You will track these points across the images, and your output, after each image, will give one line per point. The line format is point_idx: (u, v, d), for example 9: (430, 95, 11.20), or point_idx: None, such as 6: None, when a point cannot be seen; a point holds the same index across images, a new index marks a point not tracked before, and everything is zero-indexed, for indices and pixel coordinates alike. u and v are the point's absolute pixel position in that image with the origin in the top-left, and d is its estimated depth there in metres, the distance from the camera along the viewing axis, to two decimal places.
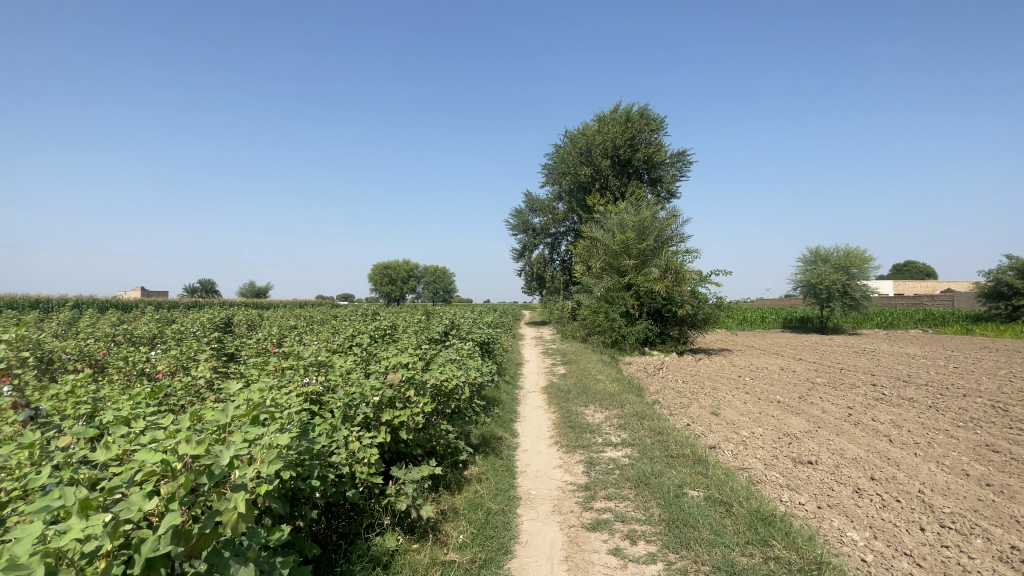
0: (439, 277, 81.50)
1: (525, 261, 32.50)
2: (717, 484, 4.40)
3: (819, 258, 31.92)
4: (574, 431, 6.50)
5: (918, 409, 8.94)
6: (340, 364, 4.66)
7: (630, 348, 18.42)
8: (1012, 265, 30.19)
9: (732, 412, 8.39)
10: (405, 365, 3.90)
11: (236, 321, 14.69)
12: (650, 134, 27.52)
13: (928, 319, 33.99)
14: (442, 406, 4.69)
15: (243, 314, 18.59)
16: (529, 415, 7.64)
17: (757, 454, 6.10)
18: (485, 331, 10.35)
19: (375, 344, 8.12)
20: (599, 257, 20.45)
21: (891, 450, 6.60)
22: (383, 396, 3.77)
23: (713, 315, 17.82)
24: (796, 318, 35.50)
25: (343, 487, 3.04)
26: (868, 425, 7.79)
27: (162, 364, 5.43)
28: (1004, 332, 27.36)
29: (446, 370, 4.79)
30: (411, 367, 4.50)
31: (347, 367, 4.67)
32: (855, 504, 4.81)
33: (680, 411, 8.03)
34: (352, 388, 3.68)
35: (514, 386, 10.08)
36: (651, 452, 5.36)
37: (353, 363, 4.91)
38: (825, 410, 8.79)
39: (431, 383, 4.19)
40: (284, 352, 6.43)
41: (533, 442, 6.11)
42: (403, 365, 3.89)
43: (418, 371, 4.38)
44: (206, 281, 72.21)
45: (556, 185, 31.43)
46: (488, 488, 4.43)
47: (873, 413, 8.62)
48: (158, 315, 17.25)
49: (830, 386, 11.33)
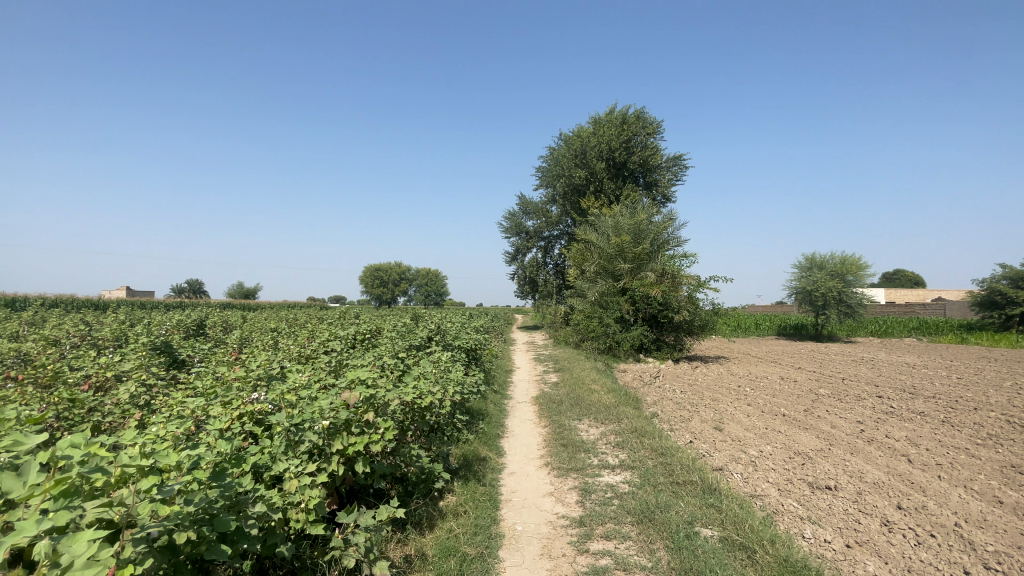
0: (432, 280, 81.16)
1: (517, 264, 31.95)
2: (733, 521, 3.78)
3: (814, 265, 31.55)
4: (566, 449, 5.85)
5: (932, 425, 8.39)
6: (300, 376, 4.06)
7: (625, 355, 17.87)
8: (1006, 274, 29.97)
9: (736, 427, 7.79)
10: (366, 384, 3.32)
11: (212, 323, 13.92)
12: (646, 137, 27.08)
13: (922, 327, 33.73)
14: (413, 427, 4.05)
15: (223, 316, 17.79)
16: (517, 430, 6.99)
17: (769, 478, 5.51)
18: (473, 337, 9.69)
19: (350, 352, 7.43)
20: (593, 261, 19.87)
21: (914, 472, 6.02)
22: (336, 418, 3.11)
23: (709, 321, 17.34)
24: (791, 325, 35.17)
25: (272, 539, 2.42)
26: (884, 444, 7.20)
27: (94, 374, 4.76)
28: (1000, 342, 27.07)
29: (418, 385, 4.14)
30: (377, 383, 3.84)
31: (308, 382, 4.08)
32: (887, 541, 4.21)
33: (681, 426, 7.42)
34: (297, 410, 3.06)
35: (503, 396, 9.44)
36: (653, 478, 4.74)
37: (313, 376, 4.28)
38: (834, 425, 8.21)
39: (399, 405, 3.57)
40: (241, 360, 5.73)
41: (520, 463, 5.48)
42: (364, 383, 3.31)
43: (383, 388, 3.70)
44: (194, 282, 70.99)
45: (550, 187, 30.93)
46: (466, 525, 3.78)
47: (886, 428, 8.07)
48: (133, 316, 16.40)
49: (835, 398, 10.76)
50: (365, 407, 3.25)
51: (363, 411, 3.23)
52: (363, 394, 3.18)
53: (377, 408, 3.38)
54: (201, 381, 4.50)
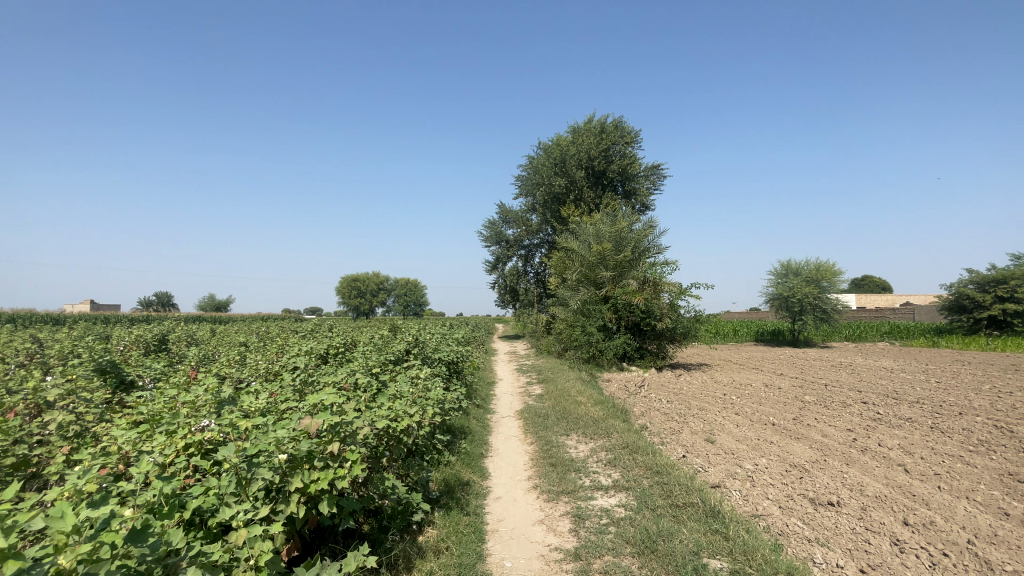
0: (411, 290, 80.12)
1: (497, 273, 31.62)
2: (745, 551, 3.44)
3: (790, 272, 32.05)
4: (555, 469, 5.45)
5: (922, 432, 8.28)
6: (259, 400, 3.68)
7: (608, 364, 17.57)
8: (972, 278, 30.90)
9: (728, 439, 7.52)
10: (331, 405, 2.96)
11: (175, 338, 13.11)
12: (625, 146, 27.15)
13: (894, 332, 34.53)
14: (388, 453, 3.64)
15: (188, 330, 16.87)
16: (502, 449, 6.54)
17: (768, 494, 5.22)
18: (454, 349, 9.27)
19: (321, 367, 6.93)
20: (575, 269, 19.63)
21: (914, 484, 5.85)
22: (296, 451, 2.70)
23: (692, 328, 17.22)
24: (769, 331, 35.60)
25: None
26: (878, 453, 7.02)
27: (20, 401, 4.12)
28: (970, 345, 27.81)
29: (393, 407, 3.73)
30: (347, 407, 3.43)
31: (269, 407, 3.70)
32: (901, 562, 3.95)
33: (672, 440, 7.11)
34: (249, 445, 2.65)
35: (485, 411, 9.01)
36: (651, 501, 4.39)
37: (272, 401, 3.85)
38: (826, 434, 8.02)
39: (372, 429, 3.19)
40: (195, 381, 5.18)
41: (507, 486, 5.05)
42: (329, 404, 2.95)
43: (353, 412, 3.29)
44: (162, 294, 68.44)
45: (529, 196, 30.76)
46: (449, 565, 3.36)
47: (878, 436, 7.91)
48: (89, 331, 15.38)
49: (821, 405, 10.64)
50: (333, 434, 2.89)
51: (331, 438, 2.87)
52: (328, 419, 2.82)
53: (346, 435, 3.00)
54: (145, 408, 3.99)
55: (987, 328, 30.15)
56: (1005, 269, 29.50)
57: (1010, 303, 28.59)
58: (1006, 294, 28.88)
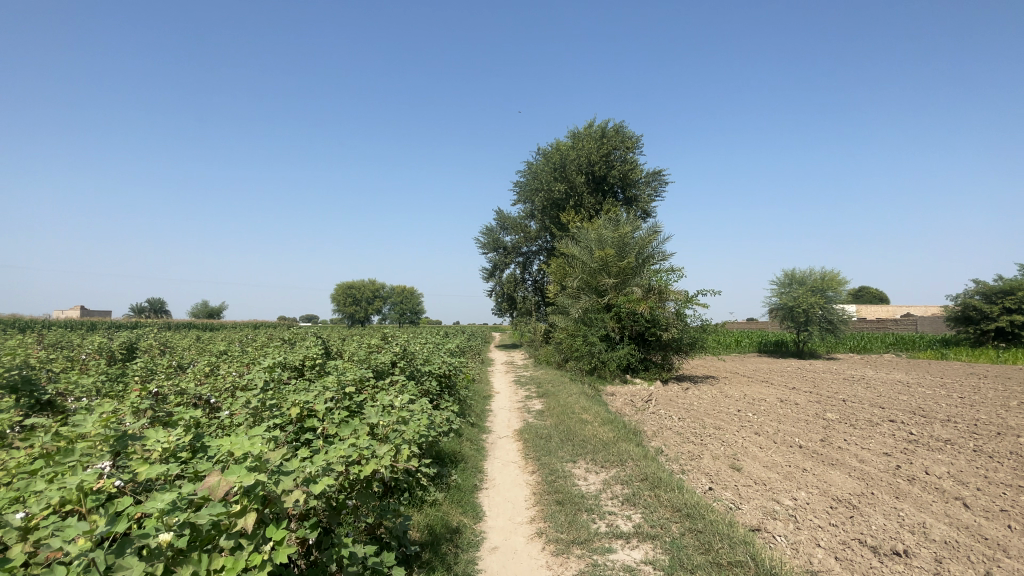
0: (407, 298, 78.95)
1: (495, 281, 30.79)
2: None
3: (795, 281, 31.26)
4: (562, 509, 4.55)
5: (968, 457, 7.44)
6: (179, 436, 2.79)
7: (611, 376, 16.68)
8: (978, 289, 30.22)
9: (755, 465, 6.64)
10: (257, 447, 2.11)
11: (147, 347, 12.10)
12: (626, 152, 26.47)
13: (899, 343, 33.77)
14: (343, 509, 2.79)
15: (168, 337, 15.83)
16: (498, 479, 5.62)
17: (819, 541, 4.33)
18: (446, 362, 8.37)
19: (291, 383, 6.01)
20: (576, 276, 18.79)
21: (983, 525, 5.00)
22: (182, 529, 1.83)
23: (699, 339, 16.36)
24: (772, 342, 34.80)
25: None
26: (929, 484, 6.16)
27: None
28: (980, 357, 27.02)
29: (354, 448, 2.88)
30: (287, 450, 2.56)
31: (193, 444, 2.85)
32: None
33: (695, 468, 6.23)
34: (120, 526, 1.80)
35: (479, 430, 8.09)
36: (686, 559, 3.54)
37: (194, 438, 2.93)
38: (864, 460, 7.13)
39: (315, 482, 2.31)
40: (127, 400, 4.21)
41: (504, 532, 4.16)
42: (253, 448, 2.10)
43: (291, 458, 2.41)
44: (155, 301, 67.09)
45: (528, 202, 30.01)
46: None
47: (921, 463, 7.05)
48: (60, 338, 14.33)
49: (846, 423, 9.79)
50: (262, 494, 2.05)
51: (253, 503, 2.00)
52: (249, 476, 1.95)
53: (273, 497, 2.08)
54: (37, 443, 3.09)
55: (994, 340, 29.48)
56: (1012, 280, 28.85)
57: (1018, 315, 27.88)
58: (1014, 305, 28.17)
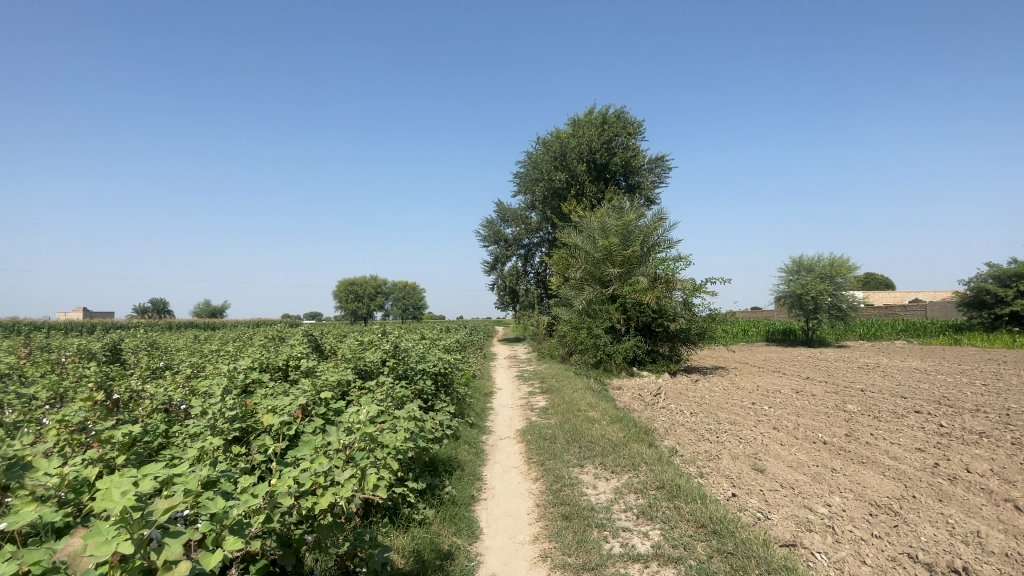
0: (409, 294, 78.32)
1: (496, 274, 30.29)
2: None
3: (803, 268, 30.53)
4: (569, 525, 4.01)
5: (1009, 451, 6.84)
6: (79, 472, 2.24)
7: (617, 369, 16.17)
8: (992, 272, 29.41)
9: (778, 465, 6.09)
10: (126, 501, 1.56)
11: (133, 349, 11.53)
12: (627, 138, 25.73)
13: (910, 329, 33.07)
14: (288, 553, 2.27)
15: (158, 337, 15.24)
16: (498, 488, 5.08)
17: (864, 557, 3.78)
18: (442, 358, 7.79)
19: (267, 386, 5.47)
20: (578, 266, 18.22)
21: None
22: None
23: (708, 329, 15.75)
24: (779, 331, 34.20)
25: None
26: (974, 484, 5.58)
27: None
28: (995, 342, 26.29)
29: (303, 478, 2.35)
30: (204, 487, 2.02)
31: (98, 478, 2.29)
32: None
33: (714, 470, 5.71)
34: None
35: (477, 431, 7.55)
36: None
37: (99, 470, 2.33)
38: (896, 457, 6.55)
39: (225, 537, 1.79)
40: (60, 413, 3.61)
41: (504, 555, 3.63)
42: (119, 504, 1.56)
43: (201, 504, 1.88)
44: (158, 302, 66.55)
45: (529, 193, 29.37)
46: None
47: (959, 459, 6.47)
48: (46, 340, 13.79)
49: (869, 415, 9.22)
50: (142, 563, 1.53)
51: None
52: (111, 547, 1.44)
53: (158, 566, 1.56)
54: None
55: (1009, 325, 28.74)
56: None
57: None
58: None
